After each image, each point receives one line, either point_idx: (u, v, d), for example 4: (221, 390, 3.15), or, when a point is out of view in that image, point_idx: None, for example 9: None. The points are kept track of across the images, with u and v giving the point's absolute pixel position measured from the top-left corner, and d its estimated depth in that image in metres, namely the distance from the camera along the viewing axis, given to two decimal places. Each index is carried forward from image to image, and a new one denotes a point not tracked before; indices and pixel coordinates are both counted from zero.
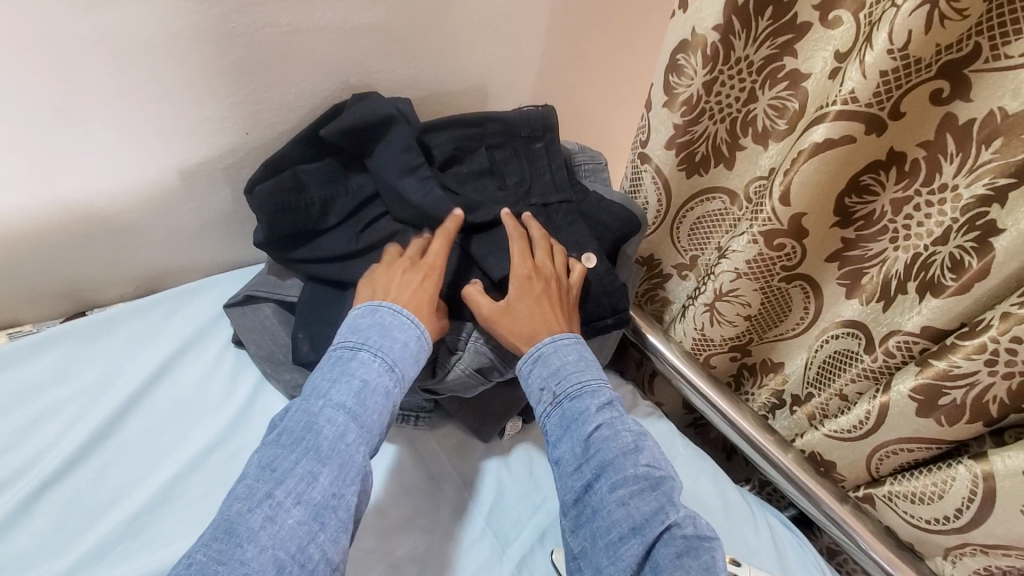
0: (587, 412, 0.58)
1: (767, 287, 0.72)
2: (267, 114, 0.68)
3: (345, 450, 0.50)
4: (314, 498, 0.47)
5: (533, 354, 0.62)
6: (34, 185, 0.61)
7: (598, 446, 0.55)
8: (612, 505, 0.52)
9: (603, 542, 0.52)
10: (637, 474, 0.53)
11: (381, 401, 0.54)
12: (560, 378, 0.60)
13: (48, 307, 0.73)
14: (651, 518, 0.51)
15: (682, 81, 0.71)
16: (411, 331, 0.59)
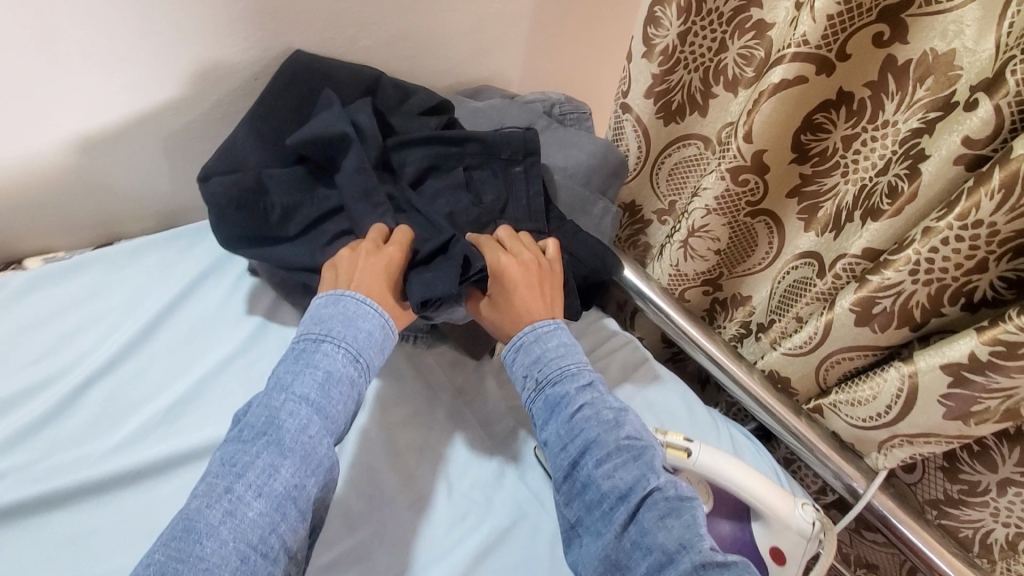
0: (569, 395, 0.59)
1: (734, 222, 0.80)
2: (275, 59, 0.74)
3: (308, 442, 0.50)
4: (275, 491, 0.47)
5: (515, 344, 0.63)
6: (63, 115, 0.67)
7: (582, 425, 0.57)
8: (598, 479, 0.54)
9: (593, 513, 0.54)
10: (619, 447, 0.55)
11: (345, 393, 0.55)
12: (542, 364, 0.61)
13: (79, 235, 0.80)
14: (633, 485, 0.53)
15: (659, 32, 0.77)
16: (381, 323, 0.60)
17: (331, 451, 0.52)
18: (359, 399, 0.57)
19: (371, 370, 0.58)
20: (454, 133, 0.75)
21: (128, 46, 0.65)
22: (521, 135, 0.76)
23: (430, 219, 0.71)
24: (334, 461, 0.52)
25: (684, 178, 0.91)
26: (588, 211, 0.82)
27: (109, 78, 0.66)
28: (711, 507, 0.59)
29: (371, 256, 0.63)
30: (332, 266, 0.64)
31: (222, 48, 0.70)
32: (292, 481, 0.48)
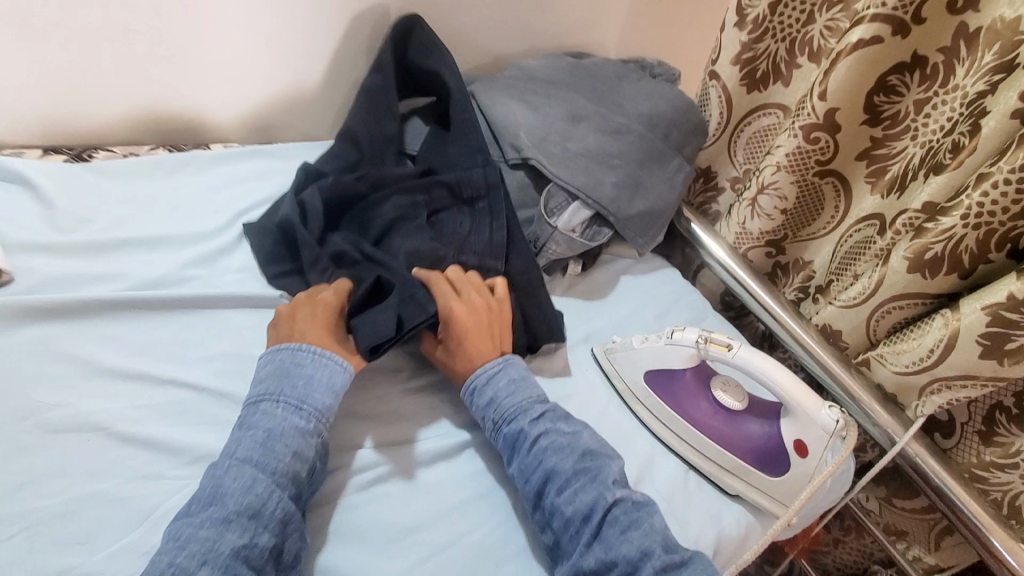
0: (524, 430, 0.61)
1: (803, 180, 0.84)
2: (418, 7, 0.88)
3: (255, 500, 0.50)
4: (222, 552, 0.46)
5: (469, 387, 0.64)
6: (256, 18, 0.79)
7: (541, 454, 0.59)
8: (560, 506, 0.56)
9: (560, 540, 0.56)
10: (574, 472, 0.58)
11: (297, 442, 0.54)
12: (497, 405, 0.63)
13: (245, 133, 0.91)
14: (593, 505, 0.56)
15: (753, 3, 0.85)
16: (341, 370, 0.60)
17: (283, 494, 0.51)
18: (320, 440, 0.56)
19: (325, 416, 0.57)
20: (417, 182, 0.75)
21: None
22: (482, 171, 0.76)
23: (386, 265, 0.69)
24: (289, 508, 0.51)
25: (762, 145, 0.95)
26: (663, 162, 0.89)
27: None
28: (746, 405, 0.71)
29: (306, 300, 0.64)
30: (275, 322, 0.64)
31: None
32: (240, 541, 0.47)
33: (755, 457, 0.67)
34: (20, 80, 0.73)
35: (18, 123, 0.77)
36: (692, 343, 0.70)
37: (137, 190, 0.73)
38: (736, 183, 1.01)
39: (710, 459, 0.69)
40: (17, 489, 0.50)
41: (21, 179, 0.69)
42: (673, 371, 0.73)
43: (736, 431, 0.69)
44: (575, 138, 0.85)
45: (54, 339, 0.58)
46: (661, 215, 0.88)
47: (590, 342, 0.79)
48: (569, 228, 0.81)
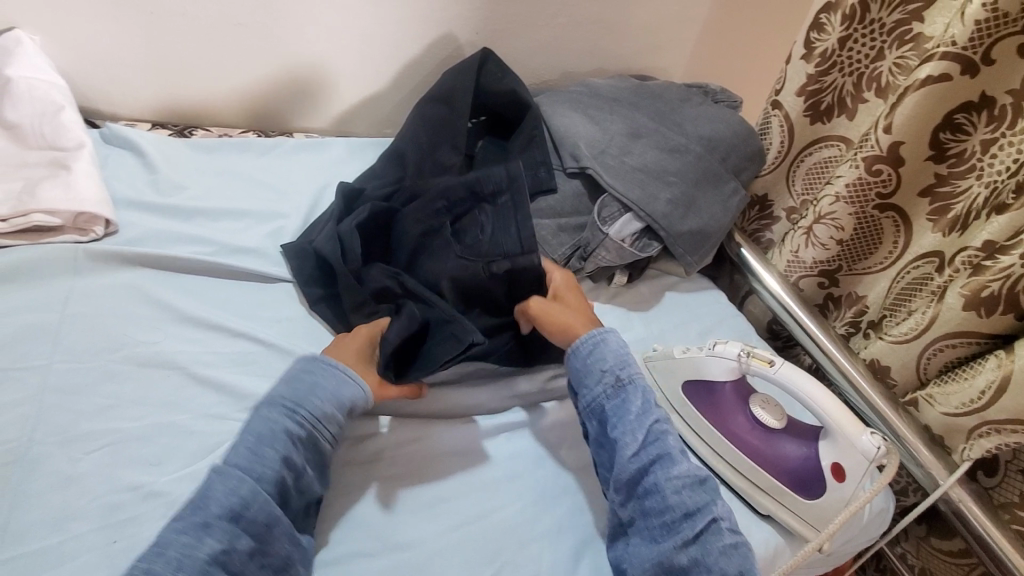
0: (645, 407, 0.63)
1: (862, 213, 0.84)
2: (494, 21, 0.93)
3: (236, 504, 0.50)
4: (198, 557, 0.47)
5: (592, 341, 0.66)
6: (345, 22, 0.86)
7: (657, 436, 0.61)
8: (666, 490, 0.58)
9: (651, 519, 0.57)
10: (689, 468, 0.59)
11: (288, 448, 0.54)
12: (626, 370, 0.65)
13: (321, 124, 0.97)
14: (701, 507, 0.57)
15: (821, 37, 0.85)
16: (353, 385, 0.60)
17: (269, 499, 0.51)
18: (313, 447, 0.56)
19: (320, 428, 0.56)
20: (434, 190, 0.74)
21: None
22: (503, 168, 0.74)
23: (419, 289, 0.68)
24: (271, 519, 0.51)
25: (822, 177, 0.92)
26: (719, 185, 0.90)
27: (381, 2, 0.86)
28: (784, 424, 0.71)
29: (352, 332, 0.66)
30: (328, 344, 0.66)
31: (454, 5, 0.89)
32: (218, 546, 0.48)
33: (790, 478, 0.67)
34: (137, 61, 0.82)
35: (133, 101, 0.87)
36: (734, 356, 0.71)
37: (224, 164, 0.81)
38: (793, 214, 0.97)
39: (742, 474, 0.70)
40: (109, 410, 0.56)
41: (130, 145, 0.78)
42: (711, 384, 0.73)
43: (771, 450, 0.69)
44: (634, 153, 0.88)
45: (148, 285, 0.65)
46: (711, 236, 0.89)
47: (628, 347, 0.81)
48: (620, 237, 0.83)
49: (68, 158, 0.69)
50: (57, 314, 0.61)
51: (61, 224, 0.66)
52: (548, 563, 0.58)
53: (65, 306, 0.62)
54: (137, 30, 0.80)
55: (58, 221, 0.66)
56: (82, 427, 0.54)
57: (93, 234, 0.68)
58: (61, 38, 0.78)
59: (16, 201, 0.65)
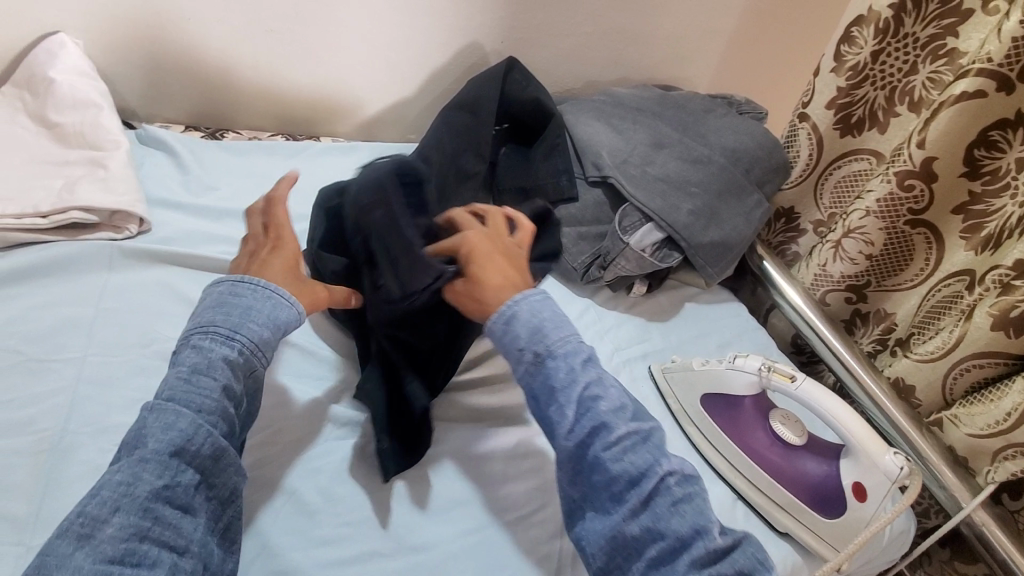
0: (571, 370, 0.56)
1: (892, 229, 0.83)
2: (520, 30, 0.94)
3: (178, 439, 0.46)
4: (136, 496, 0.43)
5: (502, 312, 0.58)
6: (375, 30, 0.88)
7: (588, 405, 0.54)
8: (607, 463, 0.52)
9: (599, 493, 0.53)
10: (628, 429, 0.53)
11: (228, 377, 0.50)
12: (543, 334, 0.56)
13: (347, 129, 0.99)
14: (646, 470, 0.52)
15: (852, 49, 0.83)
16: (290, 306, 0.57)
17: (216, 431, 0.48)
18: (251, 374, 0.53)
19: (260, 354, 0.53)
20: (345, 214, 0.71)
21: None
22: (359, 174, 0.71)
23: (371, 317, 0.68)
24: (216, 447, 0.48)
25: (852, 190, 0.91)
26: (743, 196, 0.90)
27: (410, 10, 0.87)
28: (805, 441, 0.70)
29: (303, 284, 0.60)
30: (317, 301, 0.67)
31: (480, 13, 0.90)
32: (159, 483, 0.44)
33: (810, 496, 0.66)
34: (174, 64, 0.85)
35: (167, 103, 0.89)
36: (754, 370, 0.70)
37: (254, 166, 0.83)
38: (821, 228, 0.96)
39: (761, 491, 0.69)
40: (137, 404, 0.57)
41: (165, 146, 0.81)
42: (731, 398, 0.73)
43: (791, 467, 0.68)
44: (656, 163, 0.88)
45: (179, 283, 0.67)
46: (734, 247, 0.89)
47: (647, 358, 0.81)
48: (641, 246, 0.83)
49: (106, 157, 0.71)
50: (92, 309, 0.62)
51: (98, 221, 0.68)
52: (566, 571, 0.58)
53: (99, 301, 0.63)
54: (176, 34, 0.82)
55: (95, 219, 0.68)
56: (111, 419, 0.55)
57: (127, 232, 0.70)
58: (104, 42, 0.81)
59: (56, 198, 0.67)
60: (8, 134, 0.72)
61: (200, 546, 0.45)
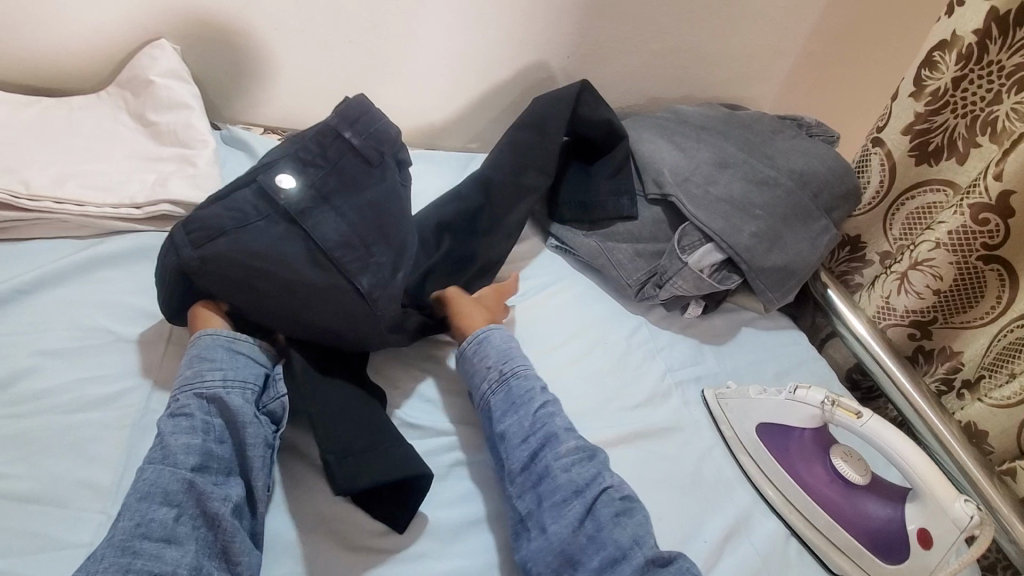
0: (531, 392, 0.63)
1: (964, 264, 0.78)
2: (586, 47, 0.95)
3: (144, 485, 0.48)
4: (115, 539, 0.45)
5: (480, 339, 0.67)
6: (447, 44, 0.91)
7: (543, 420, 0.61)
8: (555, 472, 0.57)
9: (543, 504, 0.56)
10: (574, 444, 0.59)
11: (176, 420, 0.52)
12: (508, 359, 0.65)
13: (412, 137, 1.01)
14: (590, 482, 0.57)
15: (932, 75, 0.80)
16: (209, 338, 0.58)
17: (171, 470, 0.49)
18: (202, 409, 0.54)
19: (200, 384, 0.55)
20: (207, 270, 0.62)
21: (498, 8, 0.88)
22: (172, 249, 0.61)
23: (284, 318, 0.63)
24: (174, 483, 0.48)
25: (924, 223, 0.87)
26: (808, 222, 0.87)
27: (480, 26, 0.90)
28: (868, 482, 0.67)
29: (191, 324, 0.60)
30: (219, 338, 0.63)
31: (548, 30, 0.92)
32: (133, 524, 0.46)
33: (870, 540, 0.64)
34: (259, 68, 0.90)
35: (249, 105, 0.94)
36: (816, 403, 0.68)
37: None
38: (888, 258, 0.92)
39: (818, 530, 0.66)
40: None
41: (246, 148, 0.85)
42: (789, 429, 0.71)
43: (852, 508, 0.66)
44: (719, 183, 0.86)
45: None
46: (796, 273, 0.86)
47: (699, 382, 0.79)
48: (700, 267, 0.81)
49: (194, 155, 0.76)
50: None
51: (184, 215, 0.72)
52: None
53: None
54: (262, 43, 0.87)
55: (182, 212, 0.72)
56: None
57: None
58: (198, 50, 0.87)
59: (150, 191, 0.71)
60: (110, 129, 0.78)
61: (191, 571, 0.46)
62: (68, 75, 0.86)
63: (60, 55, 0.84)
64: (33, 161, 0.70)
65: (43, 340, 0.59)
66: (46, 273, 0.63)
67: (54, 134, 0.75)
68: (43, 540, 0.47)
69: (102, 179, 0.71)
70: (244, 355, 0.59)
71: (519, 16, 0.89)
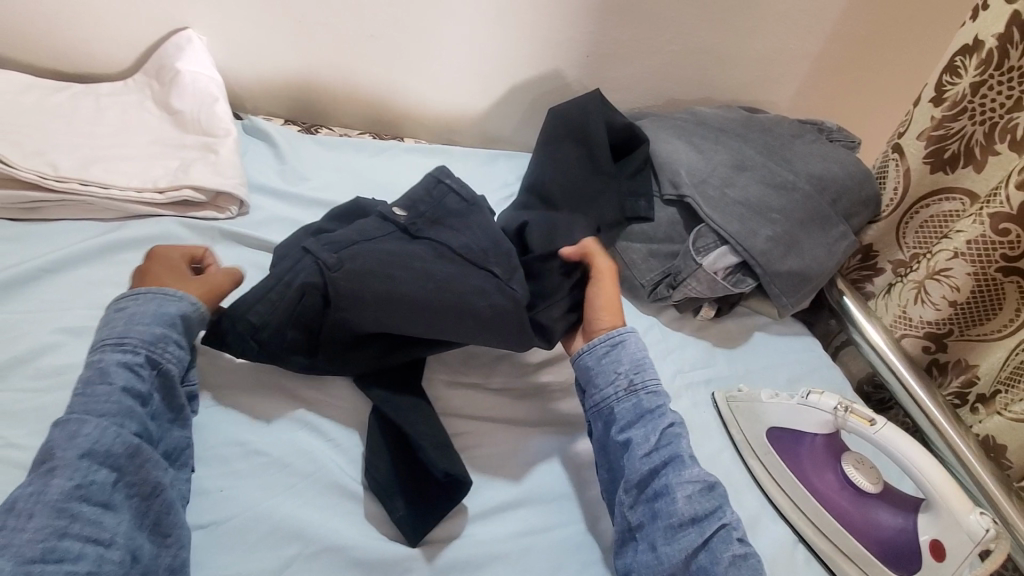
0: (660, 408, 0.62)
1: (982, 275, 0.77)
2: (606, 47, 0.95)
3: (87, 443, 0.48)
4: (49, 499, 0.45)
5: (612, 341, 0.66)
6: (467, 40, 0.91)
7: (670, 438, 0.60)
8: (675, 494, 0.56)
9: (658, 523, 0.56)
10: (699, 472, 0.58)
11: (124, 377, 0.52)
12: (640, 370, 0.64)
13: (431, 132, 1.02)
14: (710, 514, 0.56)
15: (953, 81, 0.79)
16: (169, 301, 0.58)
17: (119, 431, 0.50)
18: (149, 372, 0.54)
19: (155, 350, 0.55)
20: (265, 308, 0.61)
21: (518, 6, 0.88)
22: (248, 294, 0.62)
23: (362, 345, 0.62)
24: (123, 447, 0.49)
25: (941, 231, 0.85)
26: (827, 227, 0.86)
27: (500, 22, 0.90)
28: (879, 490, 0.66)
29: (185, 278, 0.61)
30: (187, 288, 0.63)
31: (570, 29, 0.92)
32: (71, 484, 0.46)
33: (881, 550, 0.64)
34: (283, 60, 0.91)
35: (271, 97, 0.95)
36: (829, 409, 0.68)
37: (343, 160, 0.87)
38: (902, 267, 0.90)
39: (827, 537, 0.65)
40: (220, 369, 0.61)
41: (267, 137, 0.87)
42: (801, 433, 0.70)
43: (862, 515, 0.65)
44: (737, 186, 0.85)
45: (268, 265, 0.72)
46: (813, 279, 0.85)
47: (711, 384, 0.78)
48: (713, 270, 0.81)
49: (216, 143, 0.77)
50: None
51: (206, 200, 0.74)
52: None
53: None
54: (287, 36, 0.88)
55: (203, 198, 0.73)
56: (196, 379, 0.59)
57: (229, 212, 0.75)
58: (223, 40, 0.88)
59: (172, 176, 0.73)
60: (136, 116, 0.80)
61: (126, 539, 0.47)
62: (99, 64, 0.88)
63: (90, 42, 0.86)
64: (62, 146, 0.72)
65: (65, 318, 0.60)
66: (71, 254, 0.65)
67: (82, 119, 0.76)
68: None
69: (126, 164, 0.73)
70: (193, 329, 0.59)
71: (540, 15, 0.90)
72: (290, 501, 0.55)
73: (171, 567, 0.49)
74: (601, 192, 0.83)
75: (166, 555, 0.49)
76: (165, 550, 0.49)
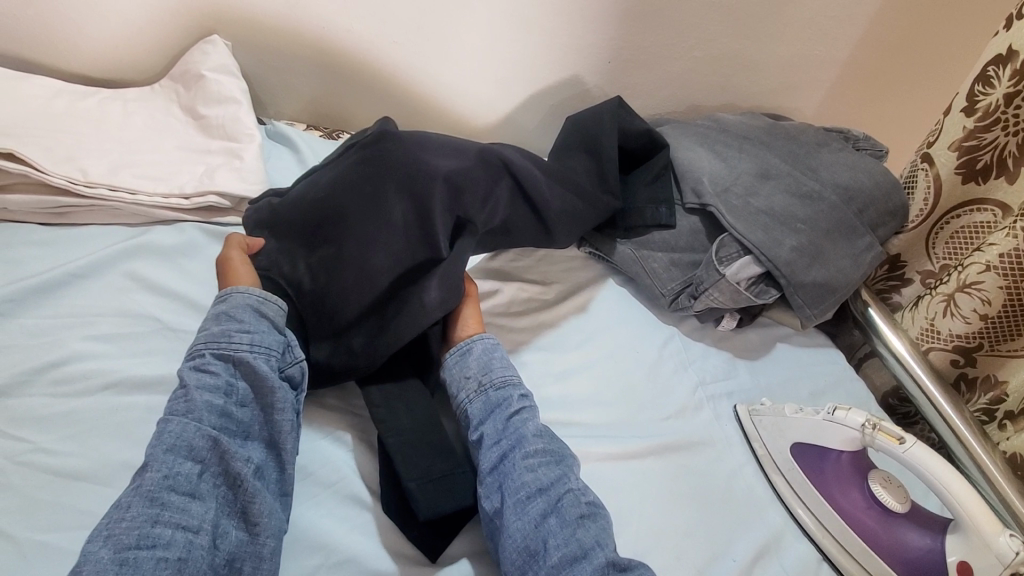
0: (508, 399, 0.63)
1: (1016, 289, 0.75)
2: (627, 51, 0.94)
3: (173, 437, 0.50)
4: (143, 489, 0.47)
5: (462, 348, 0.67)
6: (489, 45, 0.91)
7: (515, 425, 0.60)
8: (520, 471, 0.57)
9: (507, 501, 0.55)
10: (540, 447, 0.59)
11: (207, 373, 0.54)
12: (487, 367, 0.65)
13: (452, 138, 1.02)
14: (554, 483, 0.56)
15: (986, 90, 0.76)
16: (252, 295, 0.60)
17: (203, 424, 0.51)
18: (235, 364, 0.55)
19: (233, 344, 0.56)
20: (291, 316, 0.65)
21: (541, 13, 0.88)
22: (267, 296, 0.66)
23: (358, 342, 0.64)
24: (206, 437, 0.50)
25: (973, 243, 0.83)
26: (853, 237, 0.85)
27: (523, 27, 0.89)
28: (906, 510, 0.64)
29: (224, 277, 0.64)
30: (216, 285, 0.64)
31: (592, 35, 0.91)
32: (158, 475, 0.47)
33: (907, 569, 0.63)
34: (304, 65, 0.91)
35: (294, 103, 0.96)
36: (856, 426, 0.66)
37: None
38: (931, 279, 0.88)
39: (852, 556, 0.64)
40: None
41: (290, 143, 0.87)
42: (827, 450, 0.69)
43: (888, 535, 0.64)
44: (759, 195, 0.84)
45: None
46: (838, 290, 0.83)
47: (732, 397, 0.77)
48: (737, 280, 0.79)
49: (241, 149, 0.78)
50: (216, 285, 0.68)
51: (231, 206, 0.75)
52: None
53: None
54: (308, 42, 0.89)
55: (227, 204, 0.74)
56: None
57: None
58: (248, 47, 0.89)
59: (199, 182, 0.73)
60: (162, 122, 0.81)
61: (212, 525, 0.48)
62: (128, 69, 0.89)
63: (119, 46, 0.87)
64: (90, 150, 0.73)
65: (93, 323, 0.61)
66: (100, 259, 0.66)
67: (109, 124, 0.77)
68: (87, 518, 0.49)
69: (154, 170, 0.73)
70: (272, 319, 0.60)
71: (560, 20, 0.89)
72: (311, 509, 0.55)
73: (265, 554, 0.49)
74: (607, 205, 0.83)
75: (259, 543, 0.49)
76: (258, 538, 0.49)
